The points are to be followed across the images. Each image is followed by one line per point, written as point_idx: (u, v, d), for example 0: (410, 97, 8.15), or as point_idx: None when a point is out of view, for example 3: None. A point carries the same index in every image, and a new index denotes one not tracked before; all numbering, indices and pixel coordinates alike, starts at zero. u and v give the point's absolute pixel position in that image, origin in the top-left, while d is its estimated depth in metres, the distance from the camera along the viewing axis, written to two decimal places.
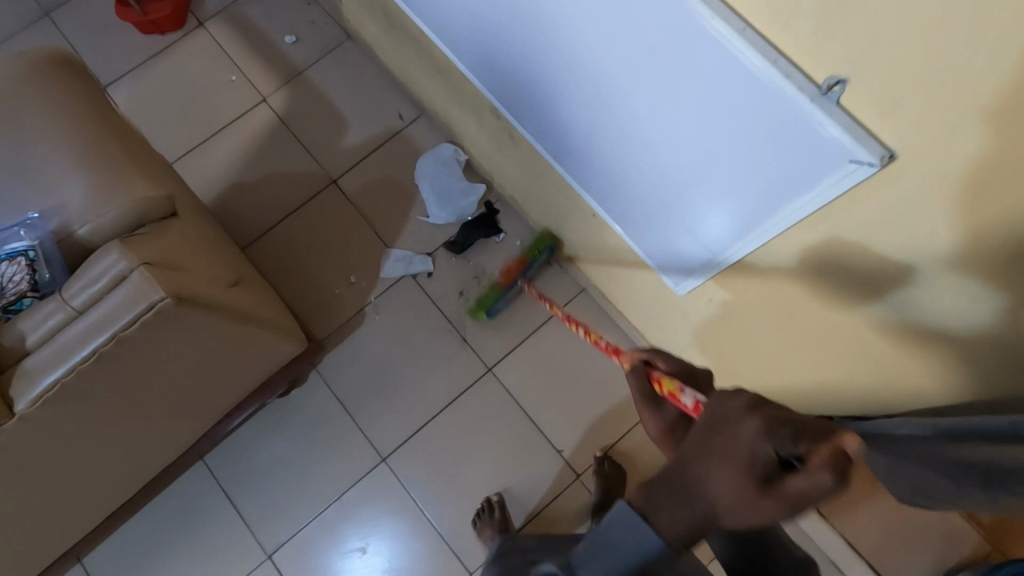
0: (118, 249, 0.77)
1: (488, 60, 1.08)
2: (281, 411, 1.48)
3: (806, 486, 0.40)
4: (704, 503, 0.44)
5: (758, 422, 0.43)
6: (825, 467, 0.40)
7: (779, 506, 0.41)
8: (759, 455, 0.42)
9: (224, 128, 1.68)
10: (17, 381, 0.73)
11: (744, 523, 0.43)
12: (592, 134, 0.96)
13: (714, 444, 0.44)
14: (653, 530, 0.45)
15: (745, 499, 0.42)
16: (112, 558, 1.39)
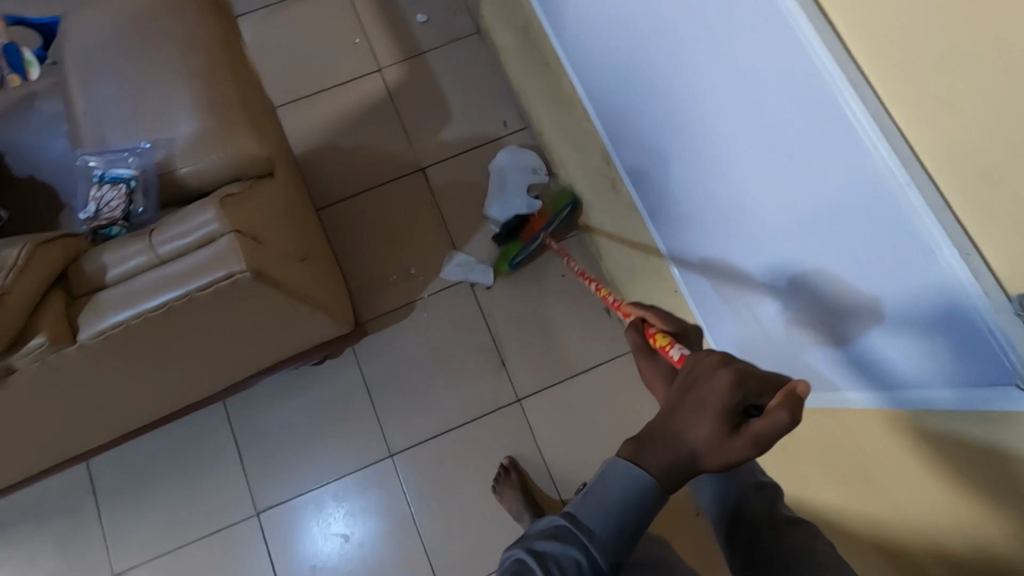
0: (216, 208, 0.77)
1: (623, 105, 1.07)
2: (307, 376, 1.49)
3: (766, 427, 0.46)
4: (686, 449, 0.51)
5: (728, 377, 0.49)
6: (782, 406, 0.46)
7: (749, 446, 0.48)
8: (728, 404, 0.49)
9: (335, 87, 1.69)
10: (86, 310, 0.73)
11: (721, 462, 0.50)
12: (719, 220, 0.92)
13: (690, 399, 0.51)
14: (642, 471, 0.52)
15: (716, 439, 0.49)
16: (116, 466, 1.43)
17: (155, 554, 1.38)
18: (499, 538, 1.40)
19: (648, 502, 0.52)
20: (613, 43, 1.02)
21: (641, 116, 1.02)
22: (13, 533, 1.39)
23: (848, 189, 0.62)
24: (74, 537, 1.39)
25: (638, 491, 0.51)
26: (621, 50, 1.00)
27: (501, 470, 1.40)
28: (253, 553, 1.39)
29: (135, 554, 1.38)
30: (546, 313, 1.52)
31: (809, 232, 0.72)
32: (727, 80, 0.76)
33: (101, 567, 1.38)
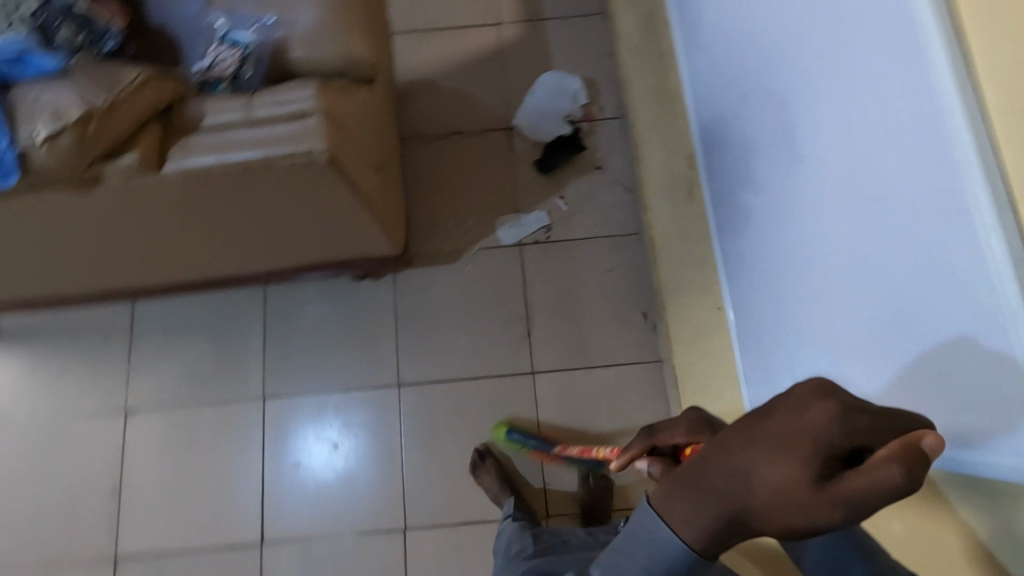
0: (314, 89, 0.81)
1: (728, 108, 1.05)
2: (346, 289, 1.54)
3: (860, 479, 0.42)
4: (753, 484, 0.45)
5: (829, 414, 0.43)
6: (892, 462, 0.41)
7: (832, 501, 0.42)
8: (820, 445, 0.43)
9: (452, 29, 1.73)
10: (177, 146, 0.78)
11: (786, 513, 0.44)
12: (790, 249, 0.90)
13: (772, 429, 0.45)
14: (686, 517, 0.48)
15: (794, 484, 0.43)
16: (156, 314, 1.53)
17: (166, 404, 1.48)
18: (475, 496, 1.42)
19: (683, 566, 0.49)
20: (737, 46, 1.00)
21: (742, 128, 1.01)
22: (55, 345, 1.52)
23: (941, 240, 0.60)
24: (103, 365, 1.50)
25: (672, 550, 0.49)
26: (743, 55, 0.98)
27: (475, 456, 1.42)
28: (250, 433, 1.47)
29: (150, 398, 1.49)
30: (585, 301, 1.52)
31: (887, 280, 0.70)
32: (842, 106, 0.74)
33: (118, 399, 1.49)
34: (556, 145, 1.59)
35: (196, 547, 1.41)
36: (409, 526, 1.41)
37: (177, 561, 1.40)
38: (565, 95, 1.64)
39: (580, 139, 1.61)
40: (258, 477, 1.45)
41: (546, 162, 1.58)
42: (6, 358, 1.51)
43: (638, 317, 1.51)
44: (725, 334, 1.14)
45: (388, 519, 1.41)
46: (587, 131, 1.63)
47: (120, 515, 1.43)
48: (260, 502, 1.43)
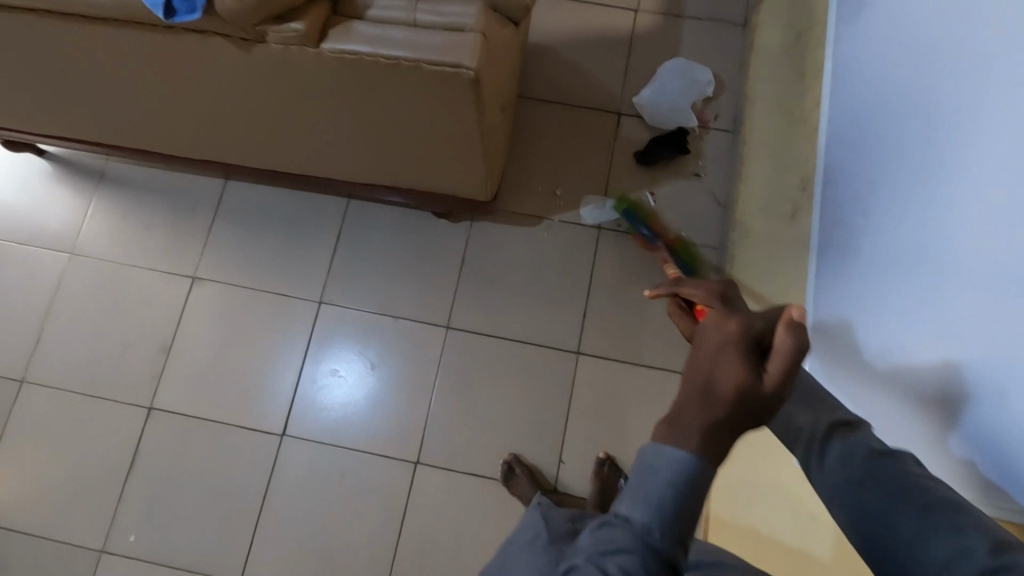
0: (478, 9, 0.82)
1: (854, 123, 0.99)
2: (422, 223, 1.57)
3: (784, 351, 0.51)
4: (722, 402, 0.51)
5: (737, 322, 0.54)
6: (785, 332, 0.52)
7: (769, 384, 0.51)
8: (746, 343, 0.53)
9: (590, 3, 1.73)
10: (339, 28, 0.82)
11: (748, 410, 0.51)
12: (878, 262, 0.88)
13: (712, 351, 0.53)
14: (683, 451, 0.51)
15: (745, 382, 0.51)
16: (243, 198, 1.60)
17: (231, 281, 1.55)
18: (491, 452, 1.44)
19: (703, 477, 0.50)
20: (879, 63, 0.94)
21: (857, 149, 0.97)
22: (147, 199, 1.60)
23: None
24: (184, 231, 1.58)
25: (692, 466, 0.50)
26: (883, 73, 0.93)
27: (505, 465, 1.40)
28: (298, 331, 1.52)
29: (218, 272, 1.56)
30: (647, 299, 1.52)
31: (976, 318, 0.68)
32: (985, 124, 0.68)
33: (189, 265, 1.56)
34: (661, 141, 1.59)
35: (223, 420, 1.48)
36: (421, 460, 1.44)
37: (203, 427, 1.47)
38: (686, 91, 1.63)
39: (686, 140, 1.60)
40: (295, 374, 1.50)
41: (647, 151, 1.59)
42: (102, 199, 1.61)
43: None
44: None
45: (403, 448, 1.45)
46: (697, 134, 1.62)
47: (164, 370, 1.51)
48: (291, 396, 1.49)
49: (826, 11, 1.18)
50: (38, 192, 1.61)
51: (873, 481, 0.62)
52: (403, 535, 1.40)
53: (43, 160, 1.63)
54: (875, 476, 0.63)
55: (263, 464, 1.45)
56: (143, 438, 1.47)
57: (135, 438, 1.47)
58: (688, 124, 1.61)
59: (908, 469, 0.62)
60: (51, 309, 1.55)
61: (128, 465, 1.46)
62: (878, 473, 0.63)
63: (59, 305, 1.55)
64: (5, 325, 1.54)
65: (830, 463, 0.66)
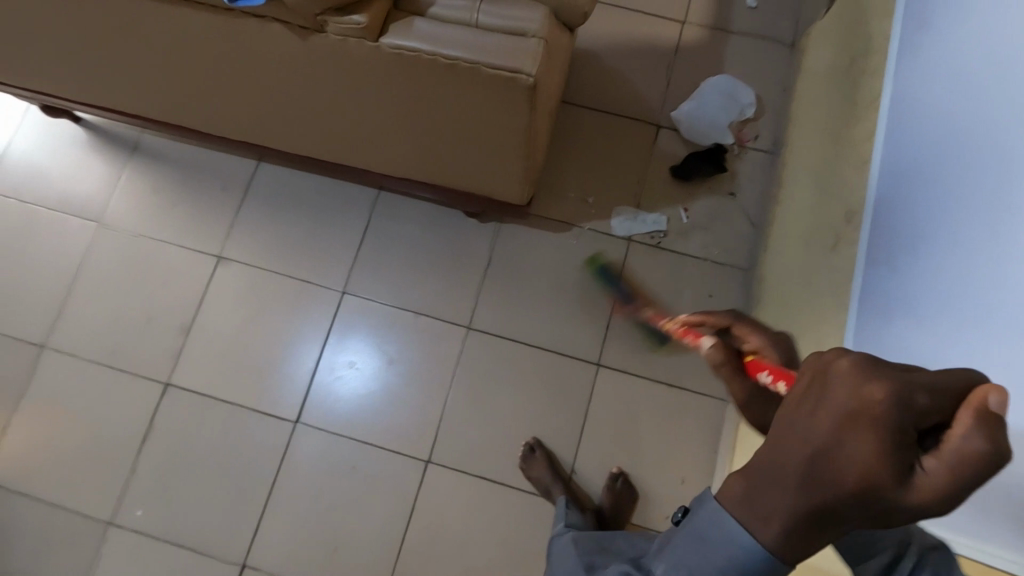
0: (543, 14, 0.81)
1: (909, 159, 0.97)
2: (450, 221, 1.56)
3: (959, 457, 0.38)
4: (830, 490, 0.41)
5: (889, 393, 0.39)
6: (973, 435, 0.37)
7: (912, 489, 0.39)
8: (893, 427, 0.39)
9: (637, 11, 1.71)
10: (399, 23, 0.80)
11: (863, 508, 0.41)
12: (916, 305, 0.87)
13: (836, 421, 0.40)
14: (762, 534, 0.44)
15: (872, 478, 0.39)
16: (274, 181, 1.59)
17: (256, 264, 1.55)
18: (503, 456, 1.43)
19: (764, 571, 0.45)
20: (937, 105, 0.94)
21: (908, 190, 0.95)
22: (178, 175, 1.60)
23: None
24: (213, 210, 1.58)
25: (751, 558, 0.45)
26: (939, 117, 0.93)
27: (526, 448, 1.41)
28: (319, 319, 1.52)
29: (244, 253, 1.55)
30: (672, 316, 1.50)
31: None
32: None
33: (216, 243, 1.56)
34: (698, 156, 1.57)
35: (239, 402, 1.47)
36: (432, 459, 1.43)
37: (217, 408, 1.47)
38: (727, 107, 1.61)
39: (724, 158, 1.58)
40: (312, 362, 1.49)
41: (683, 166, 1.57)
42: (134, 171, 1.60)
43: None
44: None
45: (415, 445, 1.44)
46: (735, 153, 1.60)
47: (184, 347, 1.51)
48: (307, 385, 1.48)
49: (885, 40, 1.16)
50: (71, 158, 1.61)
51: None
52: (409, 532, 1.39)
53: (78, 127, 1.63)
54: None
55: (274, 449, 1.45)
56: (158, 413, 1.47)
57: (150, 412, 1.47)
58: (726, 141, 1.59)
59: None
60: (76, 277, 1.55)
61: (141, 439, 1.46)
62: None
63: (84, 273, 1.55)
64: (29, 289, 1.54)
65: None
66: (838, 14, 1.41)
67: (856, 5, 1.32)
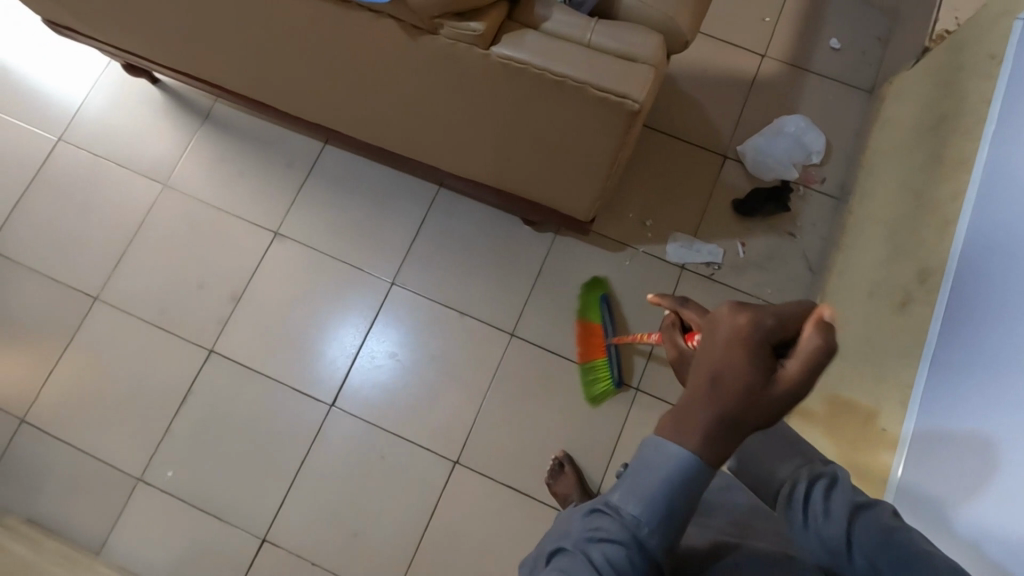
0: (655, 43, 0.81)
1: (1003, 229, 0.96)
2: (507, 226, 1.56)
3: (808, 353, 0.52)
4: (729, 403, 0.53)
5: (753, 318, 0.54)
6: (812, 332, 0.52)
7: (782, 386, 0.52)
8: (760, 343, 0.53)
9: (718, 39, 1.69)
10: (512, 34, 0.80)
11: (756, 412, 0.53)
12: (1009, 389, 0.86)
13: (724, 347, 0.54)
14: (688, 450, 0.55)
15: (754, 381, 0.52)
16: (338, 165, 1.61)
17: (311, 245, 1.56)
18: (531, 467, 1.43)
19: (697, 479, 0.55)
20: None
21: (1004, 264, 0.93)
22: (246, 148, 1.62)
23: None
24: (275, 186, 1.60)
25: (685, 469, 0.55)
26: None
27: (555, 464, 1.41)
28: (364, 307, 1.53)
29: (299, 233, 1.57)
30: None
31: None
32: None
33: (273, 219, 1.58)
34: (762, 195, 1.55)
35: (278, 378, 1.49)
36: (460, 461, 1.44)
37: (257, 381, 1.49)
38: (795, 148, 1.60)
39: (788, 197, 1.56)
40: (353, 348, 1.51)
41: (744, 200, 1.55)
42: (204, 138, 1.63)
43: None
44: (875, 458, 1.07)
45: (446, 445, 1.45)
46: (800, 194, 1.57)
47: (231, 316, 1.53)
48: (346, 370, 1.49)
49: (980, 104, 1.13)
50: (144, 118, 1.65)
51: (858, 529, 0.61)
52: (429, 529, 1.40)
53: (154, 88, 1.66)
54: (859, 525, 0.61)
55: (307, 430, 1.46)
56: (198, 378, 1.49)
57: (191, 377, 1.49)
58: (791, 181, 1.58)
59: (887, 518, 0.62)
60: (136, 235, 1.58)
61: (180, 401, 1.48)
62: (866, 524, 0.61)
63: (144, 234, 1.58)
64: (91, 241, 1.58)
65: (815, 514, 0.64)
66: (928, 68, 1.39)
67: (951, 61, 1.29)
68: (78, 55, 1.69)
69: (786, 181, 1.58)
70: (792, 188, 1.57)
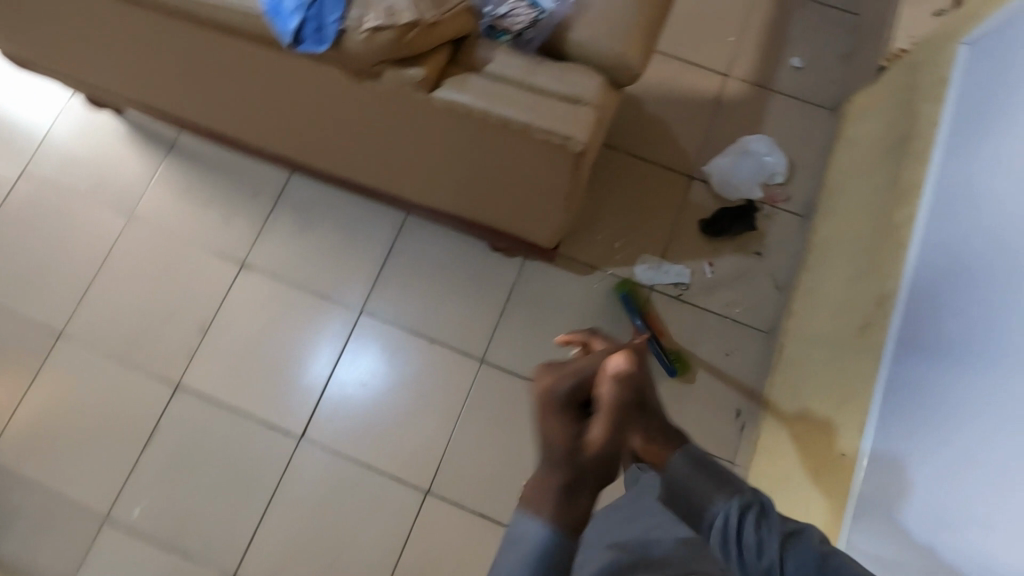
0: (599, 84, 0.81)
1: (955, 251, 0.99)
2: (476, 251, 1.56)
3: (606, 398, 0.58)
4: (562, 464, 0.55)
5: (560, 376, 0.60)
6: (605, 379, 0.59)
7: (597, 437, 0.57)
8: (569, 400, 0.59)
9: (683, 60, 1.71)
10: (456, 77, 0.81)
11: (586, 468, 0.56)
12: (965, 420, 0.87)
13: (545, 410, 0.59)
14: (544, 523, 0.53)
15: (575, 436, 0.57)
16: (306, 193, 1.60)
17: (279, 274, 1.55)
18: (504, 493, 1.42)
19: (559, 554, 0.53)
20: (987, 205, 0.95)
21: (957, 288, 0.95)
22: (213, 178, 1.61)
23: None
24: (242, 216, 1.59)
25: (545, 544, 0.53)
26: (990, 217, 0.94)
27: None
28: (333, 335, 1.52)
29: (266, 263, 1.56)
30: (687, 371, 1.49)
31: None
32: None
33: (240, 249, 1.57)
34: (728, 215, 1.56)
35: (245, 411, 1.47)
36: (432, 489, 1.43)
37: (225, 414, 1.47)
38: (760, 167, 1.61)
39: (754, 217, 1.57)
40: (323, 377, 1.49)
41: (712, 221, 1.56)
42: (170, 168, 1.62)
43: (731, 413, 1.46)
44: (838, 483, 1.07)
45: (419, 473, 1.44)
46: (766, 213, 1.59)
47: (199, 348, 1.51)
48: (316, 400, 1.48)
49: (935, 128, 1.15)
50: (108, 151, 1.63)
51: (791, 562, 0.64)
52: (402, 559, 1.39)
53: (118, 120, 1.65)
54: (791, 557, 0.64)
55: (277, 463, 1.44)
56: (164, 414, 1.47)
57: (159, 411, 1.48)
58: (757, 201, 1.59)
59: (817, 544, 0.64)
60: (102, 267, 1.57)
61: (145, 438, 1.46)
62: (797, 555, 0.64)
63: (108, 267, 1.56)
64: (55, 275, 1.56)
65: (750, 554, 0.64)
66: (886, 88, 1.40)
67: (906, 83, 1.31)
68: (42, 87, 1.68)
69: (752, 201, 1.59)
70: (758, 207, 1.59)
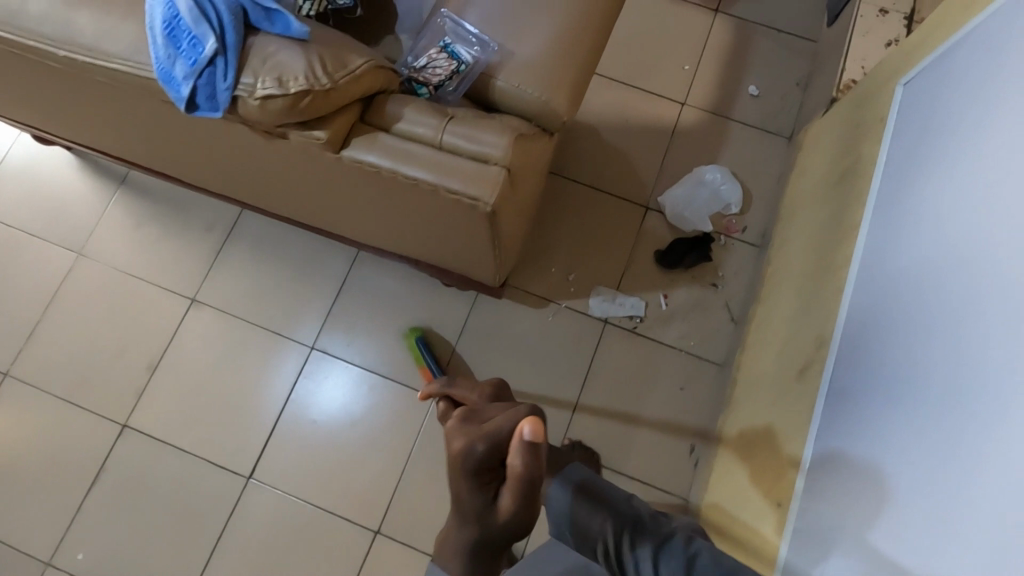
0: (509, 141, 0.80)
1: (882, 294, 0.98)
2: (429, 285, 1.55)
3: (516, 471, 0.64)
4: (479, 516, 0.68)
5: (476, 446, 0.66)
6: (517, 455, 0.64)
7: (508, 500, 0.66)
8: (483, 467, 0.66)
9: (640, 89, 1.70)
10: (364, 136, 0.80)
11: (498, 521, 0.68)
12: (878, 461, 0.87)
13: (462, 474, 0.67)
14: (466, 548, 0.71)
15: (488, 497, 0.67)
16: (258, 226, 1.59)
17: (230, 310, 1.54)
18: None
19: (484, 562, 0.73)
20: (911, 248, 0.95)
21: (882, 333, 0.95)
22: (164, 212, 1.60)
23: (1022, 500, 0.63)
24: (193, 251, 1.57)
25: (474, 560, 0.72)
26: (914, 262, 0.94)
27: None
28: (284, 372, 1.50)
29: (217, 297, 1.54)
30: (640, 406, 1.47)
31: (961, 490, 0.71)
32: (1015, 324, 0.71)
33: (190, 285, 1.55)
34: (683, 247, 1.55)
35: (194, 450, 1.46)
36: (381, 529, 1.41)
37: (173, 453, 1.45)
38: (716, 197, 1.60)
39: (709, 247, 1.56)
40: (273, 415, 1.48)
41: (667, 252, 1.55)
42: (121, 203, 1.60)
43: (684, 447, 1.45)
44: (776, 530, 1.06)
45: (368, 512, 1.42)
46: (722, 244, 1.57)
47: (147, 386, 1.49)
48: (265, 438, 1.46)
49: (874, 167, 1.14)
50: (58, 186, 1.62)
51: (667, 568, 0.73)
52: None
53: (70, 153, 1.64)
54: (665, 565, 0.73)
55: (224, 503, 1.42)
56: (111, 453, 1.45)
57: (105, 451, 1.46)
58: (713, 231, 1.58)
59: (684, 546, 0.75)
60: (50, 304, 1.55)
61: (92, 478, 1.44)
62: (666, 558, 0.74)
63: (58, 304, 1.55)
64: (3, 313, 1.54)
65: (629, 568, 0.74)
66: (834, 121, 1.40)
67: (852, 118, 1.30)
68: None
69: (708, 231, 1.58)
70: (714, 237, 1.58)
